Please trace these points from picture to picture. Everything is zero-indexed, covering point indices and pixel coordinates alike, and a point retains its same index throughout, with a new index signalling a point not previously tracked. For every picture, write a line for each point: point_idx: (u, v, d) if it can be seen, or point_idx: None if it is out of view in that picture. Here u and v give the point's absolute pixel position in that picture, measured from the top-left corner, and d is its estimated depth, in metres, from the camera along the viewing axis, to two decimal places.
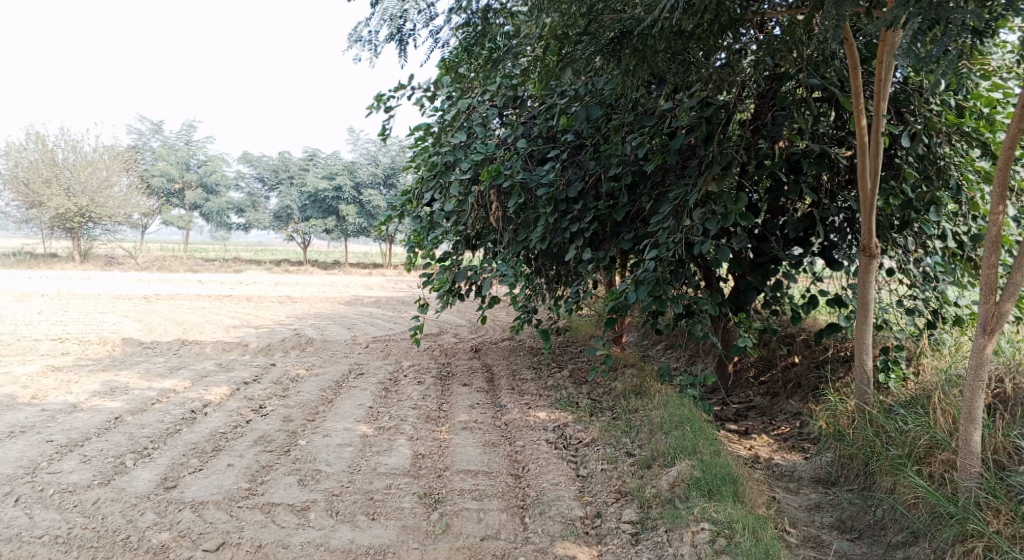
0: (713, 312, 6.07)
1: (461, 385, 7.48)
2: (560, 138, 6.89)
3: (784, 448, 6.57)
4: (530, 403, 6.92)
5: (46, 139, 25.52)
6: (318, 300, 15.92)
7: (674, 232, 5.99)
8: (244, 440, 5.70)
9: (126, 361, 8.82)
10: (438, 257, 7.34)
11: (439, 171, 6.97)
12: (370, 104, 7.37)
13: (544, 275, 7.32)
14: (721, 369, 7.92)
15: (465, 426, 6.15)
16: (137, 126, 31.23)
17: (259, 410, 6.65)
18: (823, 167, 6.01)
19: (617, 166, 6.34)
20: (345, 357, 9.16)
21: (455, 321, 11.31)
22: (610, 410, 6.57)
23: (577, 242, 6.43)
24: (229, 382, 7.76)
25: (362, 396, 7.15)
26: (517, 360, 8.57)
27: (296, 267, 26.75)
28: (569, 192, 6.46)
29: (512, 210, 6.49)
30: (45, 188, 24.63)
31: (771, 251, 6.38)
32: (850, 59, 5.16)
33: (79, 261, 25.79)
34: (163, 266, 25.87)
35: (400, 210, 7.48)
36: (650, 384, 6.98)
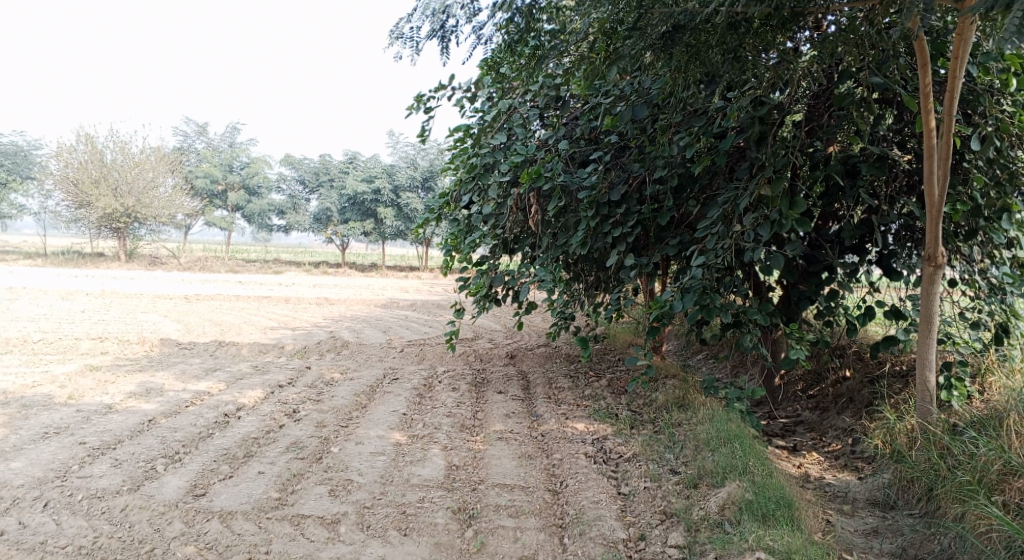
0: (763, 323, 5.80)
1: (497, 393, 7.28)
2: (603, 139, 6.67)
3: (835, 466, 6.33)
4: (567, 413, 6.70)
5: (95, 140, 25.88)
6: (354, 302, 15.84)
7: (723, 239, 5.73)
8: (276, 446, 5.56)
9: (162, 362, 8.75)
10: (475, 262, 7.15)
11: (478, 173, 6.78)
12: (409, 104, 7.23)
13: (585, 280, 7.10)
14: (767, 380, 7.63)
15: (501, 436, 5.94)
16: (181, 127, 31.56)
17: (292, 414, 6.51)
18: (883, 171, 5.70)
19: (663, 169, 6.10)
20: (380, 361, 9.02)
21: (491, 326, 11.13)
22: (651, 422, 6.32)
23: (620, 247, 6.20)
24: (263, 385, 7.64)
25: (396, 403, 6.98)
26: (554, 367, 8.36)
27: (336, 269, 26.82)
28: (613, 195, 6.24)
29: (554, 214, 6.28)
30: (93, 188, 24.96)
31: (824, 259, 6.09)
32: (920, 56, 4.95)
33: (124, 261, 26.09)
34: (205, 267, 26.07)
35: (438, 213, 7.31)
36: (694, 395, 6.72)
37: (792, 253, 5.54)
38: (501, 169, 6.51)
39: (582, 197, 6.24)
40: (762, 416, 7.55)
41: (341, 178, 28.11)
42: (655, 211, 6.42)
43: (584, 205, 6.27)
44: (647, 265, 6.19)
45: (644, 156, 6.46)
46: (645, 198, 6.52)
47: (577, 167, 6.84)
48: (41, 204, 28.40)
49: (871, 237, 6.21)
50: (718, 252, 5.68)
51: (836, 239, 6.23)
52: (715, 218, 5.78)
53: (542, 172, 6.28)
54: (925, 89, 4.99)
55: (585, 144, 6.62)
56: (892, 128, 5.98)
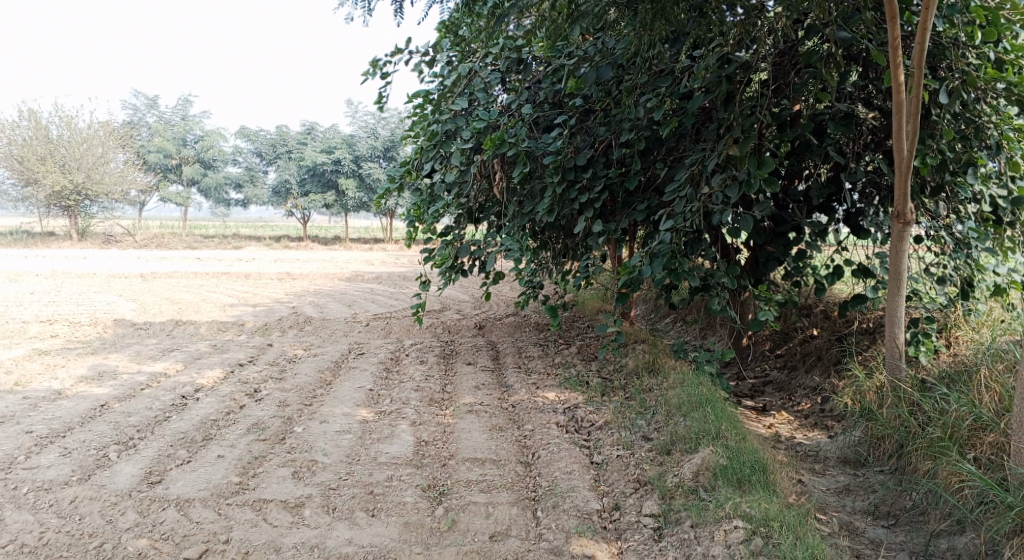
0: (733, 285, 5.70)
1: (465, 365, 7.14)
2: (567, 102, 6.48)
3: (805, 426, 6.30)
4: (537, 382, 6.59)
5: (41, 117, 25.06)
6: (317, 276, 15.56)
7: (691, 201, 5.60)
8: (237, 428, 5.37)
9: (118, 344, 8.47)
10: (439, 232, 6.94)
11: (439, 141, 6.49)
12: (365, 70, 6.95)
13: (552, 247, 6.95)
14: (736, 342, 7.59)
15: (470, 409, 5.81)
16: (131, 101, 30.68)
17: (254, 394, 6.32)
18: (852, 128, 5.58)
19: (628, 131, 5.94)
20: (345, 336, 8.82)
21: (458, 297, 10.97)
22: (622, 389, 6.23)
23: (586, 212, 6.05)
24: (223, 364, 7.42)
25: (362, 378, 6.81)
26: (523, 336, 8.23)
27: (297, 242, 26.37)
28: (578, 159, 6.07)
29: (518, 180, 6.09)
30: (41, 165, 24.21)
31: (793, 219, 5.98)
32: (889, 7, 4.83)
33: (77, 240, 25.43)
34: (162, 244, 25.51)
35: (399, 183, 7.04)
36: (663, 360, 6.64)
37: (761, 213, 5.43)
38: (462, 135, 6.30)
39: (546, 162, 6.06)
40: (732, 378, 7.52)
41: (299, 150, 27.57)
42: (621, 174, 6.27)
43: (548, 170, 6.10)
44: (615, 230, 6.05)
45: (608, 119, 6.29)
46: (611, 162, 6.37)
47: (541, 132, 6.65)
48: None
49: (839, 195, 6.12)
50: (686, 213, 5.55)
51: (805, 198, 6.13)
52: (682, 180, 5.64)
53: (506, 138, 6.08)
54: (893, 41, 4.88)
55: (548, 108, 6.43)
56: (859, 84, 5.87)
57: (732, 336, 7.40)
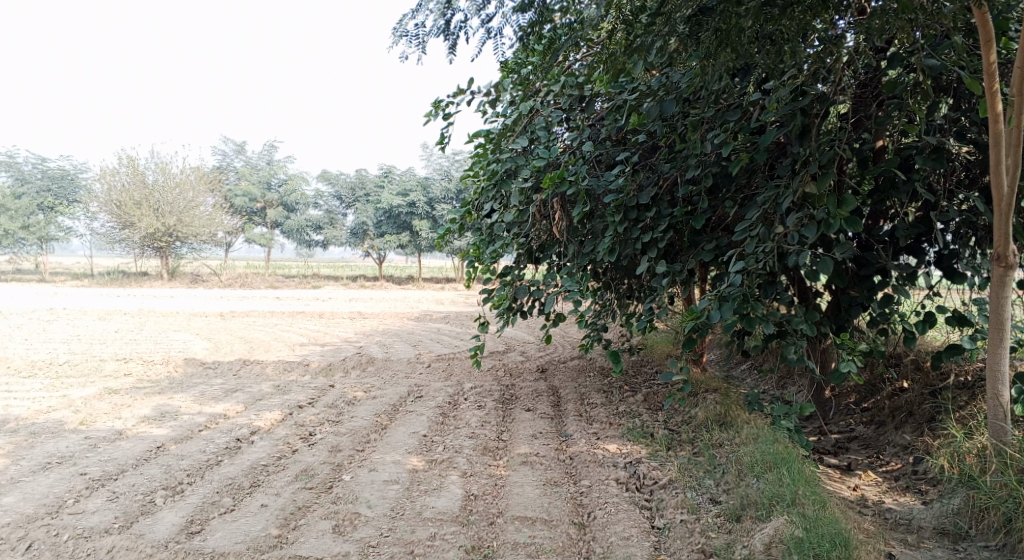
0: (810, 332, 5.33)
1: (525, 411, 6.88)
2: (631, 139, 6.24)
3: (896, 489, 5.89)
4: (599, 432, 6.29)
5: (137, 162, 26.06)
6: (387, 316, 15.56)
7: (763, 243, 5.28)
8: (285, 474, 5.22)
9: (183, 383, 8.48)
10: (497, 272, 6.76)
11: (499, 179, 6.33)
12: (427, 111, 6.88)
13: (616, 289, 6.70)
14: (817, 394, 7.17)
15: (525, 460, 5.53)
16: (219, 146, 31.69)
17: (308, 438, 6.18)
18: (942, 163, 5.20)
19: (695, 168, 5.66)
20: (406, 378, 8.66)
21: (523, 339, 10.74)
22: (689, 443, 5.89)
23: (650, 252, 5.77)
24: (282, 406, 7.33)
25: (419, 423, 6.62)
26: (587, 381, 7.93)
27: (374, 283, 26.68)
28: (642, 198, 5.77)
29: (579, 219, 5.88)
30: (136, 208, 25.09)
31: (877, 262, 5.58)
32: (982, 31, 4.52)
33: (166, 280, 26.24)
34: (246, 283, 26.09)
35: (459, 223, 6.90)
36: (737, 412, 6.27)
37: (840, 255, 5.07)
38: (523, 174, 6.13)
39: (609, 201, 5.82)
40: (813, 431, 7.10)
41: (377, 192, 28.01)
42: (688, 213, 5.98)
43: (610, 209, 5.85)
44: (682, 272, 5.75)
45: (674, 156, 6.03)
46: (677, 200, 6.10)
47: (604, 170, 6.43)
48: (84, 225, 28.64)
49: (929, 236, 5.69)
50: (757, 256, 5.23)
51: (889, 239, 5.72)
52: (754, 220, 5.32)
53: (566, 176, 5.88)
54: (988, 68, 4.57)
55: (613, 146, 6.21)
56: (946, 116, 5.48)
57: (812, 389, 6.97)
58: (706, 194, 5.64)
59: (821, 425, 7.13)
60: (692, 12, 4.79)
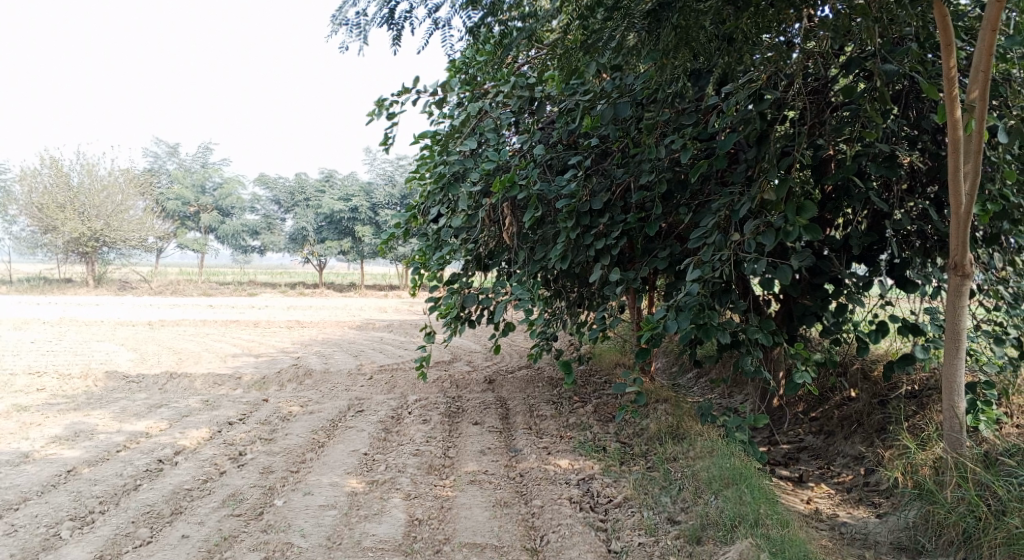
0: (765, 343, 5.12)
1: (472, 425, 6.56)
2: (582, 143, 5.97)
3: (849, 502, 5.70)
4: (549, 446, 6.01)
5: (62, 164, 24.97)
6: (327, 324, 15.08)
7: (719, 250, 5.06)
8: (211, 499, 4.82)
9: (104, 398, 7.93)
10: (444, 279, 6.44)
11: (446, 183, 5.99)
12: (370, 111, 6.47)
13: (566, 297, 6.45)
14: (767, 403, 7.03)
15: (472, 479, 5.22)
16: (151, 149, 30.64)
17: (238, 458, 5.76)
18: (896, 172, 5.03)
19: (649, 173, 5.42)
20: (346, 391, 8.26)
21: (468, 348, 10.42)
22: (643, 457, 5.65)
23: (602, 260, 5.51)
24: (210, 423, 6.87)
25: (359, 439, 6.26)
26: (535, 392, 7.64)
27: (314, 290, 26.06)
28: (594, 203, 5.50)
29: (528, 225, 5.59)
30: (60, 212, 24.02)
31: (831, 271, 5.42)
32: (943, 35, 4.30)
33: (94, 287, 25.19)
34: (178, 290, 25.20)
35: (404, 228, 6.53)
36: (691, 424, 6.06)
37: (798, 264, 4.88)
38: (470, 178, 5.81)
39: (560, 206, 5.54)
40: (763, 442, 6.95)
41: (316, 197, 27.38)
42: (641, 219, 5.74)
43: (562, 215, 5.57)
44: (634, 280, 5.51)
45: (627, 160, 5.78)
46: (629, 206, 5.86)
47: (554, 175, 6.15)
48: (6, 230, 27.34)
49: (882, 244, 5.55)
50: (713, 264, 5.01)
51: (843, 247, 5.56)
52: (710, 226, 5.10)
53: (516, 180, 5.59)
54: (948, 73, 4.36)
55: (562, 149, 5.93)
56: (904, 122, 5.34)
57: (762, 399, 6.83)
58: (660, 200, 5.40)
59: (771, 435, 6.98)
60: (650, 8, 4.54)
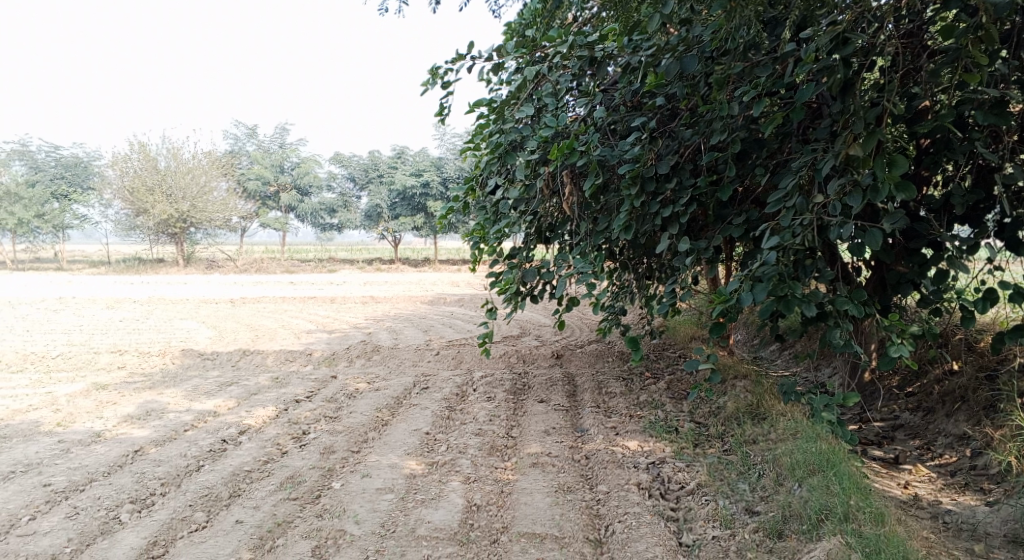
0: (855, 314, 4.73)
1: (538, 403, 6.33)
2: (648, 103, 5.63)
3: (953, 487, 5.34)
4: (618, 425, 5.76)
5: (148, 147, 25.60)
6: (400, 300, 15.06)
7: (802, 215, 4.70)
8: (269, 481, 4.76)
9: (176, 377, 7.98)
10: (504, 254, 6.16)
11: (503, 152, 5.70)
12: (423, 80, 6.10)
13: (635, 268, 6.16)
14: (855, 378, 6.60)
15: (534, 462, 5.00)
16: (231, 131, 31.19)
17: (300, 438, 5.69)
18: (1004, 120, 4.58)
19: (721, 133, 5.05)
20: (413, 367, 8.15)
21: (539, 322, 10.20)
22: (718, 439, 5.35)
23: (671, 228, 5.19)
24: (276, 402, 6.82)
25: (423, 418, 6.12)
26: (605, 368, 7.36)
27: (393, 266, 26.28)
28: (662, 168, 5.17)
29: (589, 192, 5.29)
30: (149, 194, 24.68)
31: (928, 234, 4.97)
32: None
33: (183, 267, 25.88)
34: (261, 268, 25.70)
35: (463, 201, 6.24)
36: (771, 403, 5.71)
37: (890, 226, 4.49)
38: (529, 146, 5.52)
39: (623, 171, 5.21)
40: (854, 419, 6.56)
41: (390, 174, 27.48)
42: (713, 183, 5.39)
43: (626, 181, 5.25)
44: (707, 250, 5.16)
45: (696, 120, 5.41)
46: (700, 169, 5.50)
47: (619, 138, 5.83)
48: (100, 213, 28.29)
49: (986, 203, 5.08)
50: (793, 230, 4.65)
51: (942, 208, 5.11)
52: (791, 189, 4.73)
53: (576, 146, 5.28)
54: None
55: (626, 112, 5.59)
56: (1009, 65, 4.82)
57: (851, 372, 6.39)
58: (733, 162, 5.03)
59: (859, 412, 6.57)
60: None
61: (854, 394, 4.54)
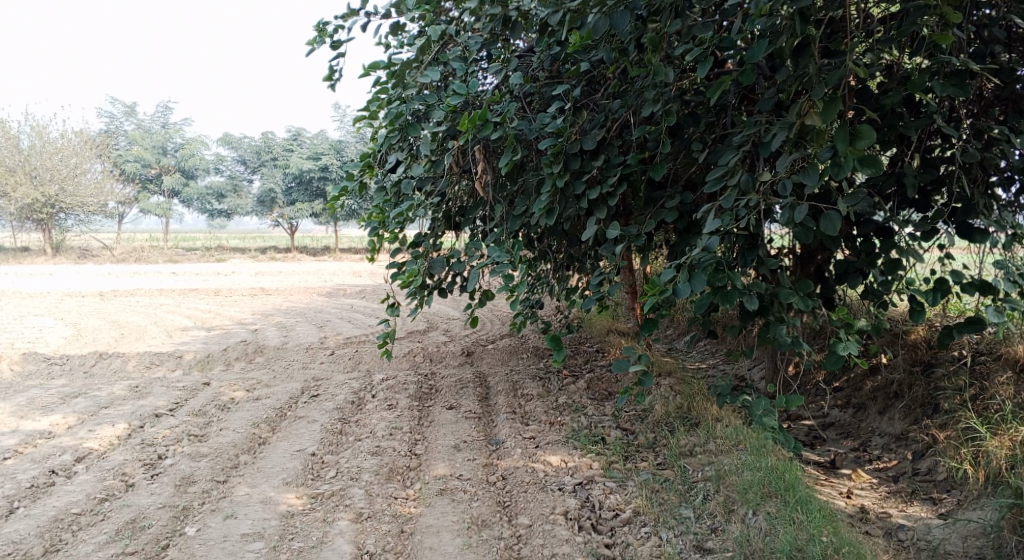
0: (800, 309, 3.95)
1: (445, 412, 5.49)
2: (568, 70, 4.82)
3: (900, 495, 4.75)
4: (536, 436, 5.00)
5: (10, 125, 23.33)
6: (294, 292, 13.91)
7: (743, 195, 3.89)
8: (100, 529, 3.89)
9: (13, 389, 6.76)
10: (408, 241, 5.25)
11: (404, 124, 4.75)
12: (311, 38, 4.94)
13: (553, 257, 5.40)
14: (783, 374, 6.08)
15: (442, 489, 4.23)
16: (106, 109, 28.96)
17: (153, 465, 4.70)
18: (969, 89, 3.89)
19: (654, 102, 4.27)
20: (302, 370, 7.17)
21: (445, 316, 9.34)
22: (650, 448, 4.67)
23: (595, 213, 4.41)
24: (131, 417, 5.77)
25: (309, 433, 5.21)
26: (520, 367, 6.59)
27: (286, 254, 24.87)
28: (585, 143, 4.38)
29: (503, 170, 4.45)
30: (11, 176, 22.50)
31: (880, 215, 4.25)
32: None
33: (53, 254, 23.76)
34: (141, 257, 23.87)
35: (358, 181, 5.26)
36: (705, 406, 5.02)
37: (848, 208, 3.70)
38: (434, 116, 4.62)
39: (541, 147, 4.38)
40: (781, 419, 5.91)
41: (284, 157, 25.99)
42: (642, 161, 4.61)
43: (546, 157, 4.43)
44: (637, 236, 4.38)
45: (624, 90, 4.63)
46: (628, 146, 4.72)
47: (535, 111, 4.98)
48: None
49: (944, 184, 4.41)
50: (737, 213, 3.82)
51: (897, 188, 4.42)
52: (730, 164, 3.92)
53: (488, 116, 4.43)
54: None
55: (544, 80, 4.74)
56: (977, 29, 4.20)
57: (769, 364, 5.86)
58: (667, 135, 4.27)
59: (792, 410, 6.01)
60: None
61: (801, 398, 3.94)
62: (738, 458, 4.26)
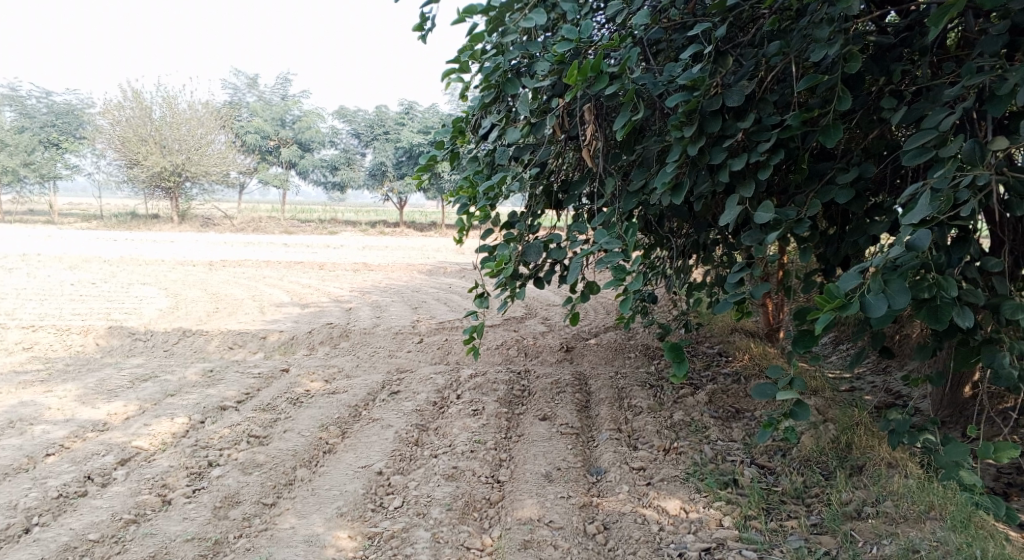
0: None
1: (540, 424, 4.65)
2: (705, 10, 3.81)
3: None
4: (647, 464, 4.12)
5: (142, 94, 23.67)
6: (395, 269, 13.34)
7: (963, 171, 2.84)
8: None
9: (85, 369, 6.31)
10: (500, 221, 4.31)
11: (501, 80, 3.81)
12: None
13: (679, 244, 4.45)
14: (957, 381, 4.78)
15: (525, 542, 3.54)
16: (230, 81, 29.37)
17: (200, 475, 4.09)
18: None
19: (826, 46, 3.23)
20: (388, 358, 6.46)
21: (546, 303, 8.47)
22: (799, 498, 3.80)
23: (738, 191, 3.42)
24: (195, 407, 5.17)
25: (382, 442, 4.47)
26: (627, 369, 5.66)
27: (398, 228, 24.53)
28: (730, 100, 3.38)
29: (621, 134, 3.49)
30: (141, 145, 22.89)
31: None
32: None
33: (178, 222, 24.14)
34: (259, 227, 23.96)
35: (447, 150, 4.37)
36: (869, 445, 4.01)
37: None
38: (538, 70, 3.68)
39: (671, 103, 3.40)
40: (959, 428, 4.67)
41: (396, 131, 25.66)
42: (804, 124, 3.57)
43: (675, 117, 3.45)
44: (795, 222, 3.37)
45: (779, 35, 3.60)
46: (784, 105, 3.69)
47: (661, 63, 4.00)
48: (93, 164, 26.86)
49: None
50: (954, 195, 2.76)
51: None
52: (944, 129, 2.87)
53: (604, 66, 3.46)
54: None
55: (677, 22, 3.74)
56: None
57: (943, 385, 4.80)
58: (846, 90, 3.25)
59: (956, 423, 4.72)
60: None
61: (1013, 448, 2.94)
62: (932, 534, 3.39)
